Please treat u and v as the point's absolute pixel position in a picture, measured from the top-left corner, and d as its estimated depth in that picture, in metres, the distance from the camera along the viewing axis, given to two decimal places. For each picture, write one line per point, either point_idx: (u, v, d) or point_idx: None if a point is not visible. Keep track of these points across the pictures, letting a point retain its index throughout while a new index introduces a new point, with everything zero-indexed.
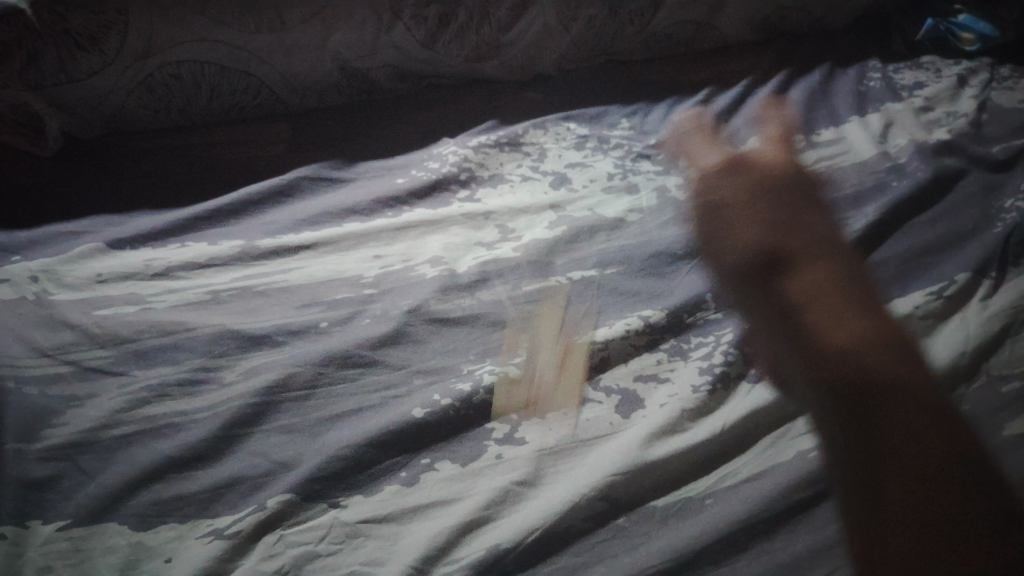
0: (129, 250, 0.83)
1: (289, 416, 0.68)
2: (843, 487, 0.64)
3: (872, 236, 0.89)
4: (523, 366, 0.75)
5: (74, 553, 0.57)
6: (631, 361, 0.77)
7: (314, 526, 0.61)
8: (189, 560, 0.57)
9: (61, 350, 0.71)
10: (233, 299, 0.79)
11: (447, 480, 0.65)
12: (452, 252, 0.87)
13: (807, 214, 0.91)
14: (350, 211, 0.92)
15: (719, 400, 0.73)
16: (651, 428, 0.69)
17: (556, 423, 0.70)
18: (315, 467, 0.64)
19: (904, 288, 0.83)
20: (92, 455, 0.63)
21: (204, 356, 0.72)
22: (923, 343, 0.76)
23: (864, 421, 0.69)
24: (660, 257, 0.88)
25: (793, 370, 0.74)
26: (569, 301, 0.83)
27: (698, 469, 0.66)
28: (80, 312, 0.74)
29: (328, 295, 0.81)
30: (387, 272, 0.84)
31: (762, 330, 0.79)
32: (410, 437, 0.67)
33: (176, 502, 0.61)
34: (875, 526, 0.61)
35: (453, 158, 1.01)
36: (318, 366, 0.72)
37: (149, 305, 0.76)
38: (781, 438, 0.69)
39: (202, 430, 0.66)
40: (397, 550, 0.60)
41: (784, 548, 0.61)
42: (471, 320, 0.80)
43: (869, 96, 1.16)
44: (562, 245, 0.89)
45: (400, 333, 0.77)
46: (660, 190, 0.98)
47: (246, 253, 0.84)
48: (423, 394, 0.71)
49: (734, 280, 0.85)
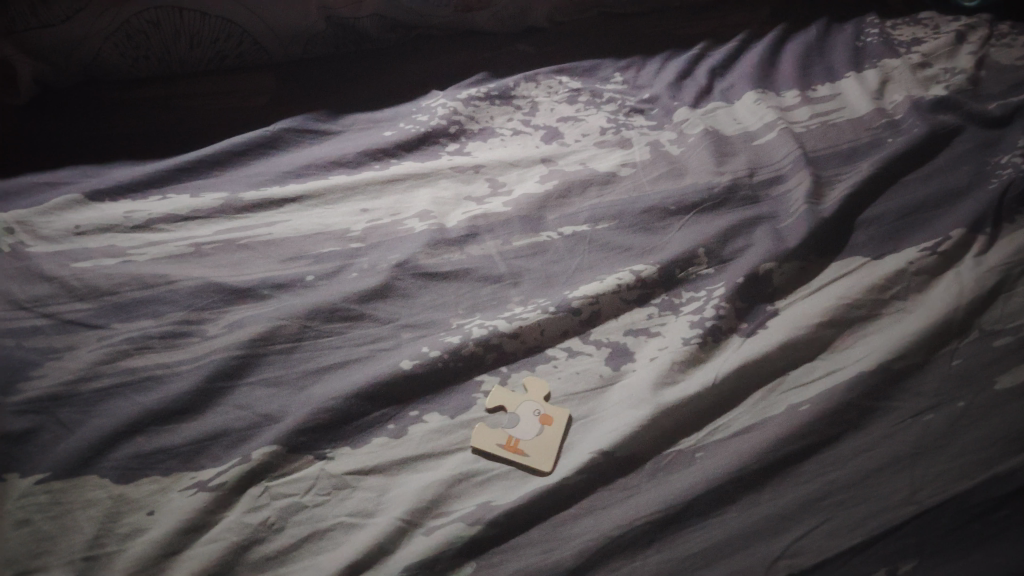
0: (108, 202, 0.80)
1: (275, 368, 0.67)
2: (832, 440, 0.64)
3: (867, 191, 0.88)
4: (513, 320, 0.73)
5: (54, 506, 0.56)
6: (622, 315, 0.76)
7: (301, 478, 0.60)
8: (172, 513, 0.56)
9: (38, 303, 0.69)
10: (216, 252, 0.77)
11: (435, 432, 0.65)
12: (440, 206, 0.86)
13: (802, 168, 0.90)
14: (336, 163, 0.89)
15: (709, 353, 0.72)
16: (642, 382, 0.69)
17: (546, 377, 0.71)
18: (301, 419, 0.63)
19: (897, 244, 0.82)
20: (72, 408, 0.62)
21: (186, 308, 0.71)
22: (916, 297, 0.76)
23: (857, 375, 0.68)
24: (653, 211, 0.86)
25: (785, 326, 0.73)
26: (560, 256, 0.81)
27: (688, 424, 0.66)
28: (57, 264, 0.72)
29: (314, 249, 0.79)
30: (374, 226, 0.82)
31: (754, 284, 0.78)
32: (397, 389, 0.67)
33: (158, 455, 0.60)
34: (862, 479, 0.62)
35: (442, 111, 0.98)
36: (305, 318, 0.71)
37: (130, 258, 0.74)
38: (772, 392, 0.69)
39: (184, 382, 0.65)
40: (386, 503, 0.60)
41: (773, 500, 0.61)
42: (460, 274, 0.78)
43: (867, 51, 1.14)
44: (553, 199, 0.88)
45: (387, 287, 0.75)
46: (653, 146, 0.96)
47: (229, 206, 0.81)
48: (410, 347, 0.70)
49: (727, 234, 0.83)
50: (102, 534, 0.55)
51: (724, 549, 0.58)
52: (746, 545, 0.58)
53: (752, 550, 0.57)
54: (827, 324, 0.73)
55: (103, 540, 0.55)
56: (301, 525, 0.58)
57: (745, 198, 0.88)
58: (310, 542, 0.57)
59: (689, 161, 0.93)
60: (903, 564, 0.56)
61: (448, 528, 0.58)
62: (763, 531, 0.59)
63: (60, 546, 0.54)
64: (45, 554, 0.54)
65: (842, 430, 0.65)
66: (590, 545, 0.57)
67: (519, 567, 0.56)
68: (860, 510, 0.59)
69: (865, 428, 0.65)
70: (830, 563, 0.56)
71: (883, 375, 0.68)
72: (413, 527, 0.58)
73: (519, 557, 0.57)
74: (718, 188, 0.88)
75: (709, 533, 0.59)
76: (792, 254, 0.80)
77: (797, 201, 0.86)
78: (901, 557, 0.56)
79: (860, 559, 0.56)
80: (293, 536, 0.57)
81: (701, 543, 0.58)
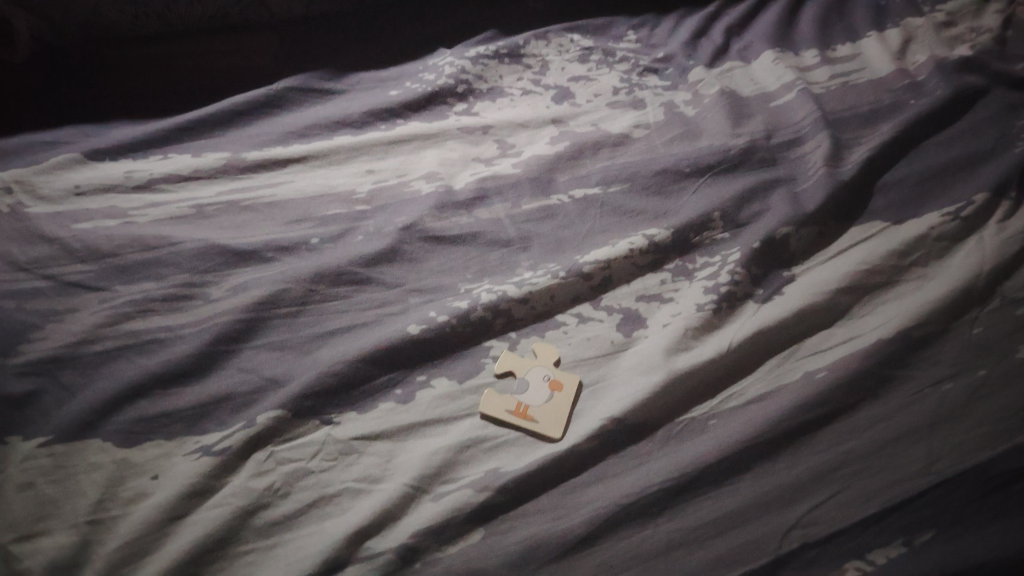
0: (108, 161, 0.78)
1: (280, 332, 0.66)
2: (849, 409, 0.63)
3: (888, 154, 0.85)
4: (523, 285, 0.72)
5: (57, 470, 0.55)
6: (635, 281, 0.74)
7: (307, 443, 0.59)
8: (176, 477, 0.56)
9: (38, 264, 0.67)
10: (219, 214, 0.75)
11: (443, 397, 0.64)
12: (448, 168, 0.84)
13: (821, 131, 0.87)
14: (341, 123, 0.87)
15: (723, 319, 0.70)
16: (655, 348, 0.67)
17: (556, 342, 0.69)
18: (306, 383, 0.62)
19: (918, 208, 0.79)
20: (74, 371, 0.61)
21: (189, 271, 0.69)
22: (938, 263, 0.73)
23: (876, 342, 0.66)
24: (667, 173, 0.84)
25: (802, 293, 0.72)
26: (570, 220, 0.79)
27: (701, 391, 0.64)
28: (57, 225, 0.71)
29: (318, 211, 0.77)
30: (380, 188, 0.81)
31: (770, 249, 0.76)
32: (404, 353, 0.65)
33: (162, 419, 0.59)
34: (879, 449, 0.60)
35: (449, 69, 0.95)
36: (310, 282, 0.69)
37: (131, 219, 0.73)
38: (788, 359, 0.67)
39: (187, 345, 0.63)
40: (393, 468, 0.59)
41: (787, 469, 0.59)
42: (468, 238, 0.76)
43: (890, 9, 1.10)
44: (564, 161, 0.85)
45: (394, 250, 0.74)
46: (667, 106, 0.93)
47: (232, 166, 0.80)
48: (417, 311, 0.69)
49: (743, 198, 0.81)
50: (106, 498, 0.55)
51: (736, 518, 0.57)
52: (759, 514, 0.57)
53: (765, 520, 0.56)
54: (846, 290, 0.71)
55: (107, 504, 0.54)
56: (307, 491, 0.57)
57: (762, 160, 0.86)
58: (316, 507, 0.56)
59: (704, 123, 0.91)
60: (921, 535, 0.55)
61: (456, 495, 0.57)
62: (777, 501, 0.57)
63: (63, 509, 0.54)
64: (48, 517, 0.53)
65: (859, 398, 0.63)
66: (600, 513, 0.56)
67: (528, 534, 0.55)
68: (877, 481, 0.58)
69: (883, 396, 0.63)
70: (845, 533, 0.55)
71: (902, 342, 0.66)
72: (421, 494, 0.57)
73: (528, 525, 0.56)
74: (734, 151, 0.86)
75: (722, 502, 0.57)
76: (810, 219, 0.78)
77: (815, 164, 0.84)
78: (918, 527, 0.55)
79: (875, 530, 0.55)
80: (298, 502, 0.56)
81: (713, 512, 0.57)
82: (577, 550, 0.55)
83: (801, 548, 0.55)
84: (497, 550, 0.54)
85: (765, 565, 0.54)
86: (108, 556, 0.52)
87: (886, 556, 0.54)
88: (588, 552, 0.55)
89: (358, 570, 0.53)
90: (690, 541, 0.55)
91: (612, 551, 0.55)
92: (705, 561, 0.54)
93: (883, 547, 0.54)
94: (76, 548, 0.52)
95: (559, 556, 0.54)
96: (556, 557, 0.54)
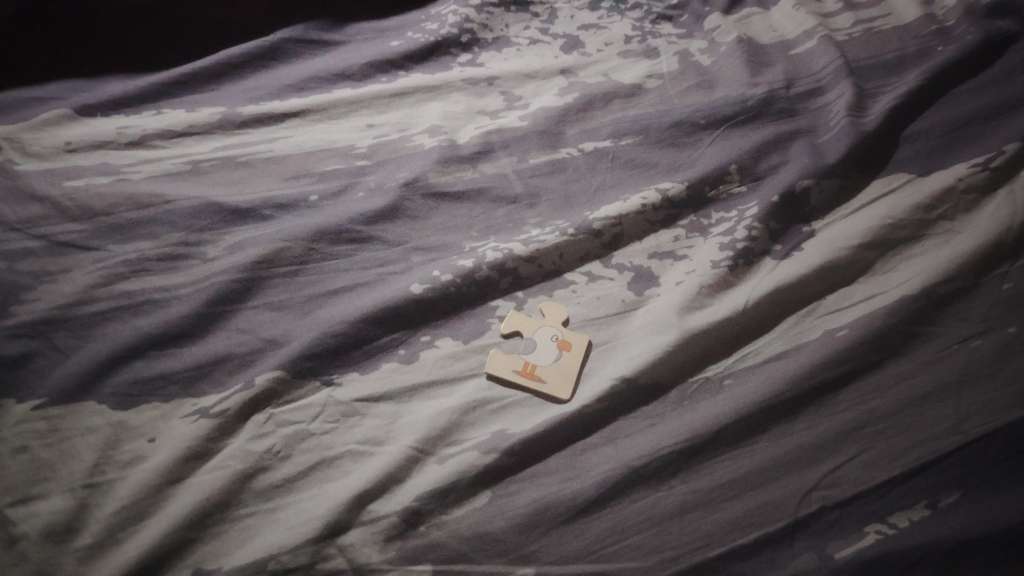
0: (101, 117, 0.76)
1: (279, 292, 0.64)
2: (872, 367, 0.60)
3: (914, 102, 0.80)
4: (530, 243, 0.69)
5: (51, 433, 0.54)
6: (647, 238, 0.71)
7: (307, 405, 0.58)
8: (174, 440, 0.54)
9: (29, 224, 0.65)
10: (215, 170, 0.73)
11: (448, 358, 0.62)
12: (452, 121, 0.81)
13: (844, 79, 0.83)
14: (340, 76, 0.84)
15: (740, 276, 0.67)
16: (668, 307, 0.65)
17: (565, 302, 0.67)
18: (306, 343, 0.60)
19: (946, 158, 0.75)
20: (67, 332, 0.59)
21: (185, 229, 0.67)
22: (967, 216, 0.69)
23: (900, 299, 0.63)
24: (681, 125, 0.80)
25: (822, 248, 0.68)
26: (580, 174, 0.76)
27: (716, 350, 0.62)
28: (48, 183, 0.68)
29: (318, 167, 0.74)
30: (381, 142, 0.78)
31: (789, 203, 0.73)
32: (407, 313, 0.63)
33: (158, 381, 0.58)
34: (903, 408, 0.58)
35: (453, 19, 0.92)
36: (309, 240, 0.67)
37: (125, 177, 0.71)
38: (807, 317, 0.64)
39: (183, 306, 0.61)
40: (396, 430, 0.57)
41: (807, 430, 0.57)
42: (473, 194, 0.74)
43: None
44: (573, 113, 0.82)
45: (396, 207, 0.71)
46: (681, 56, 0.89)
47: (227, 122, 0.77)
48: (421, 270, 0.66)
49: (760, 150, 0.77)
50: (102, 461, 0.53)
51: (753, 480, 0.54)
52: (777, 476, 0.55)
53: (783, 482, 0.54)
54: (869, 245, 0.68)
55: (104, 467, 0.53)
56: (308, 453, 0.55)
57: (781, 111, 0.82)
58: (317, 470, 0.54)
59: (720, 73, 0.87)
60: (945, 497, 0.53)
61: (461, 456, 0.55)
62: (796, 462, 0.55)
63: (59, 473, 0.52)
64: (43, 481, 0.52)
65: (883, 356, 0.60)
66: (611, 475, 0.54)
67: (536, 497, 0.53)
68: (901, 441, 0.56)
69: (908, 354, 0.60)
70: (866, 495, 0.53)
71: (928, 299, 0.63)
72: (426, 456, 0.55)
73: (536, 487, 0.54)
74: (752, 101, 0.82)
75: (738, 464, 0.55)
76: (831, 171, 0.75)
77: (837, 114, 0.80)
78: (943, 489, 0.53)
79: (898, 492, 0.53)
80: (299, 464, 0.55)
81: (729, 474, 0.55)
82: (588, 513, 0.53)
83: (821, 510, 0.53)
84: (504, 513, 0.53)
85: (783, 528, 0.52)
86: (105, 521, 0.50)
87: (909, 519, 0.52)
88: (598, 515, 0.53)
89: (361, 533, 0.51)
90: (704, 503, 0.53)
91: (623, 514, 0.53)
92: (721, 524, 0.52)
93: (906, 510, 0.52)
94: (73, 512, 0.50)
95: (569, 519, 0.53)
96: (566, 520, 0.53)
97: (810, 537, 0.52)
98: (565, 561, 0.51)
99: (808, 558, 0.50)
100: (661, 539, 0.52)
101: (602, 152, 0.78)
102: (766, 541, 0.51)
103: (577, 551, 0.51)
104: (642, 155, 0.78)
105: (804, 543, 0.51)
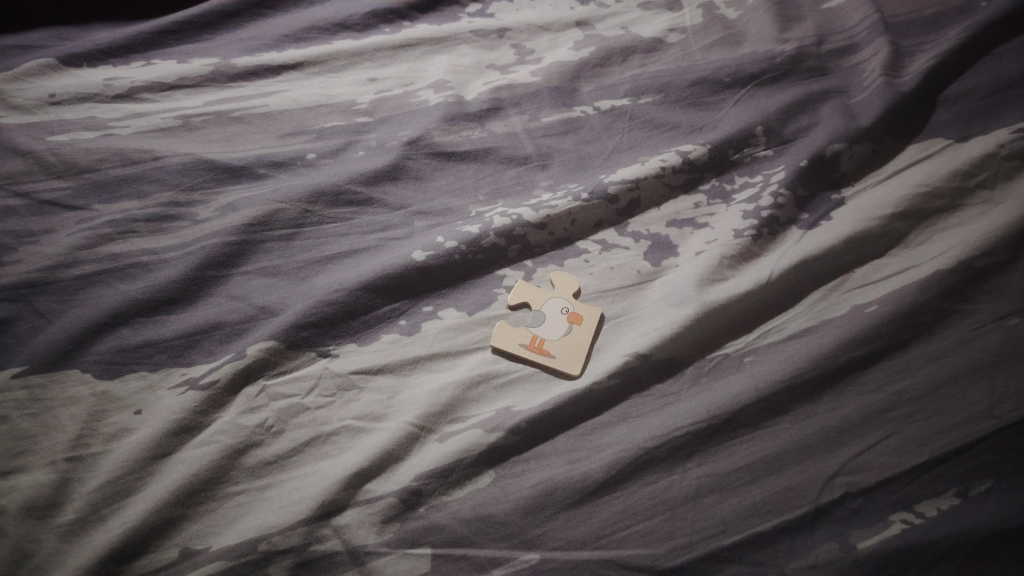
0: (87, 68, 0.71)
1: (273, 257, 0.61)
2: (902, 346, 0.56)
3: (955, 60, 0.74)
4: (541, 208, 0.65)
5: (32, 403, 0.51)
6: (665, 204, 0.67)
7: (301, 378, 0.55)
8: (161, 413, 0.51)
9: (11, 180, 0.62)
10: (207, 126, 0.69)
11: (451, 330, 0.59)
12: (459, 76, 0.76)
13: (880, 35, 0.77)
14: (341, 26, 0.79)
15: (763, 247, 0.63)
16: (685, 278, 0.61)
17: (576, 272, 0.63)
18: (300, 312, 0.56)
19: (987, 122, 0.69)
20: (51, 296, 0.56)
21: (174, 189, 0.63)
22: (1010, 185, 0.64)
23: (934, 273, 0.58)
24: (703, 83, 0.75)
25: (853, 217, 0.64)
26: (595, 135, 0.72)
27: (736, 326, 0.58)
28: (31, 137, 0.65)
29: (316, 123, 0.70)
30: (383, 98, 0.73)
31: (819, 169, 0.68)
32: (408, 282, 0.60)
33: (145, 349, 0.54)
34: (934, 389, 0.53)
35: None
36: (305, 202, 0.63)
37: (112, 131, 0.67)
38: (834, 291, 0.60)
39: (172, 270, 0.58)
40: (396, 406, 0.54)
41: (830, 412, 0.53)
42: (481, 154, 0.69)
43: None
44: (589, 69, 0.77)
45: (398, 167, 0.67)
46: (705, 8, 0.84)
47: (220, 74, 0.73)
48: (424, 236, 0.63)
49: (788, 112, 0.73)
50: (86, 433, 0.50)
51: (773, 464, 0.51)
52: (798, 461, 0.51)
53: (805, 466, 0.51)
54: (902, 215, 0.63)
55: (87, 440, 0.50)
56: (302, 429, 0.52)
57: (811, 69, 0.77)
58: (310, 446, 0.52)
59: (747, 27, 0.81)
60: (977, 486, 0.49)
61: (464, 434, 0.52)
62: (818, 445, 0.52)
63: (40, 445, 0.49)
64: (24, 453, 0.49)
65: (914, 335, 0.56)
66: (622, 457, 0.51)
67: (542, 478, 0.50)
68: (931, 425, 0.52)
69: (942, 332, 0.56)
70: (893, 482, 0.49)
71: (963, 274, 0.58)
72: (426, 433, 0.52)
73: (543, 468, 0.51)
74: (781, 58, 0.77)
75: (756, 447, 0.52)
76: (864, 134, 0.69)
77: (871, 74, 0.75)
78: (974, 477, 0.50)
79: (927, 479, 0.50)
80: (292, 440, 0.52)
81: (747, 457, 0.51)
82: (597, 497, 0.50)
83: (845, 497, 0.49)
84: (509, 494, 0.50)
85: (804, 515, 0.49)
86: (88, 496, 0.47)
87: (937, 508, 0.48)
88: (608, 498, 0.50)
89: (357, 514, 0.48)
90: (722, 487, 0.50)
91: (635, 498, 0.50)
92: (738, 510, 0.49)
93: (934, 498, 0.49)
94: (54, 486, 0.48)
95: (577, 503, 0.49)
96: (573, 503, 0.49)
97: (832, 525, 0.48)
98: (572, 546, 0.48)
99: (830, 548, 0.47)
100: (674, 524, 0.49)
101: (620, 111, 0.73)
102: (786, 529, 0.48)
103: (584, 536, 0.48)
104: (662, 115, 0.73)
105: (827, 531, 0.48)
